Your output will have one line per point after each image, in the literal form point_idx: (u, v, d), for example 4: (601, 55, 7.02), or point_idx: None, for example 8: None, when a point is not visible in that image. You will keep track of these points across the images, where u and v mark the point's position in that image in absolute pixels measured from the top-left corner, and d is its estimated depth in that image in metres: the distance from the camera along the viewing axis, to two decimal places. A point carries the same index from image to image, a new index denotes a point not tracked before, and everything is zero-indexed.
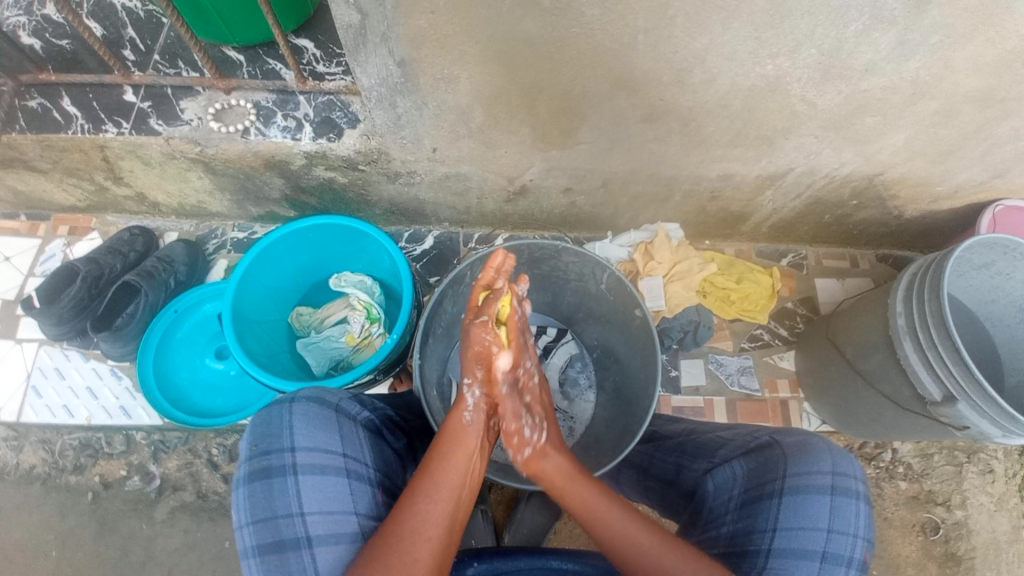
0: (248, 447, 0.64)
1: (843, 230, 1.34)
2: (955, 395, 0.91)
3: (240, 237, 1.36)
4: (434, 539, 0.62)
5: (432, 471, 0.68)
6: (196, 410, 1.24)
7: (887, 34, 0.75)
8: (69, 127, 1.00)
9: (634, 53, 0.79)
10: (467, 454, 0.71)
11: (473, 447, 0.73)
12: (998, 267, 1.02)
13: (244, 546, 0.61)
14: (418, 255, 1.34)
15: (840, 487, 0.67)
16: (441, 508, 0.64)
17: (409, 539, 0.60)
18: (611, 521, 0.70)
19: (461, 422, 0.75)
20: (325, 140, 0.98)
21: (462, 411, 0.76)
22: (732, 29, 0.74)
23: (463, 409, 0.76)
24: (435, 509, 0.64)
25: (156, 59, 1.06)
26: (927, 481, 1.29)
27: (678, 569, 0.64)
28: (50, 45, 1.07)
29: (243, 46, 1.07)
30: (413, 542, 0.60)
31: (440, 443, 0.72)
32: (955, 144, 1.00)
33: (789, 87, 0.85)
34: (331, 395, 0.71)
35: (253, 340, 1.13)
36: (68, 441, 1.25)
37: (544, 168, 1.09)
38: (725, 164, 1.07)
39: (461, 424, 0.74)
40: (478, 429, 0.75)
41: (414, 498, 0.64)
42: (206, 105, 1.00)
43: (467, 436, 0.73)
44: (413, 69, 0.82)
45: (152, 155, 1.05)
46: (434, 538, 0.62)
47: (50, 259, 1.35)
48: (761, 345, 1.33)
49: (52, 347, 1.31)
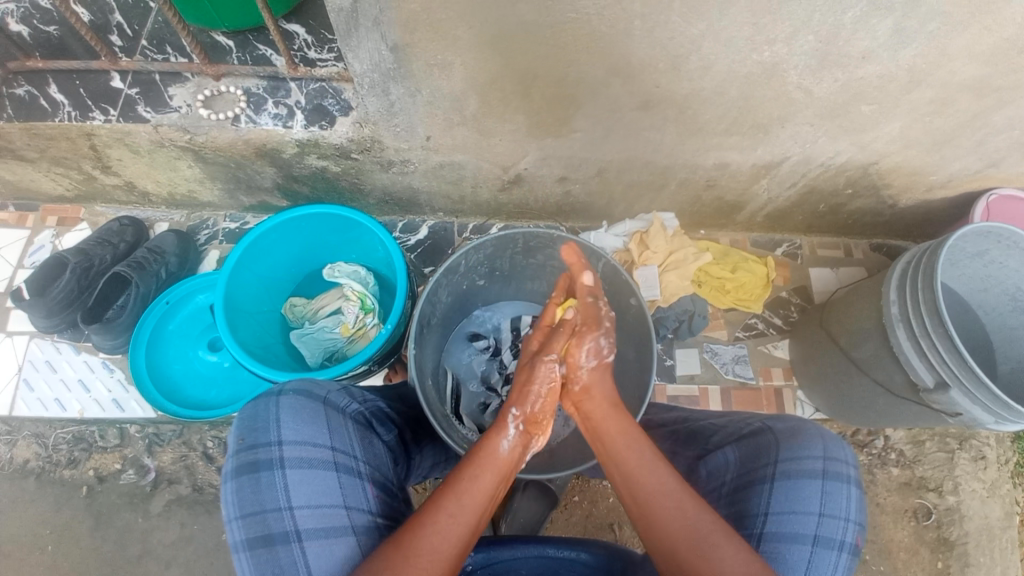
0: (235, 440, 0.63)
1: (837, 220, 1.34)
2: (948, 381, 0.91)
3: (232, 228, 1.35)
4: (448, 559, 0.61)
5: (457, 486, 0.67)
6: (189, 401, 1.22)
7: (885, 21, 0.75)
8: (56, 115, 0.98)
9: (630, 39, 0.78)
10: (495, 476, 0.70)
11: (502, 474, 0.71)
12: (992, 255, 1.02)
13: (233, 540, 0.61)
14: (412, 245, 1.34)
15: (831, 471, 0.67)
16: (461, 530, 0.63)
17: (425, 556, 0.59)
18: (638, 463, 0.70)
19: (497, 445, 0.74)
20: (317, 128, 0.96)
21: (502, 436, 0.75)
22: (729, 14, 0.73)
23: (502, 434, 0.75)
24: (455, 529, 0.63)
25: (144, 44, 1.04)
26: (919, 468, 1.30)
27: (708, 531, 0.62)
28: (35, 31, 1.05)
29: (233, 32, 1.05)
30: (430, 557, 0.60)
31: (469, 461, 0.71)
32: (950, 133, 1.00)
33: (786, 74, 0.85)
34: (318, 388, 0.70)
35: (247, 331, 1.12)
36: (60, 435, 1.24)
37: (539, 156, 1.08)
38: (720, 153, 1.06)
39: (496, 447, 0.73)
40: (511, 457, 0.74)
41: (435, 513, 0.63)
42: (196, 92, 0.98)
43: (500, 459, 0.72)
44: (407, 55, 0.80)
45: (141, 143, 1.03)
46: (448, 557, 0.61)
47: (39, 250, 1.33)
48: (756, 335, 1.34)
49: (43, 339, 1.30)
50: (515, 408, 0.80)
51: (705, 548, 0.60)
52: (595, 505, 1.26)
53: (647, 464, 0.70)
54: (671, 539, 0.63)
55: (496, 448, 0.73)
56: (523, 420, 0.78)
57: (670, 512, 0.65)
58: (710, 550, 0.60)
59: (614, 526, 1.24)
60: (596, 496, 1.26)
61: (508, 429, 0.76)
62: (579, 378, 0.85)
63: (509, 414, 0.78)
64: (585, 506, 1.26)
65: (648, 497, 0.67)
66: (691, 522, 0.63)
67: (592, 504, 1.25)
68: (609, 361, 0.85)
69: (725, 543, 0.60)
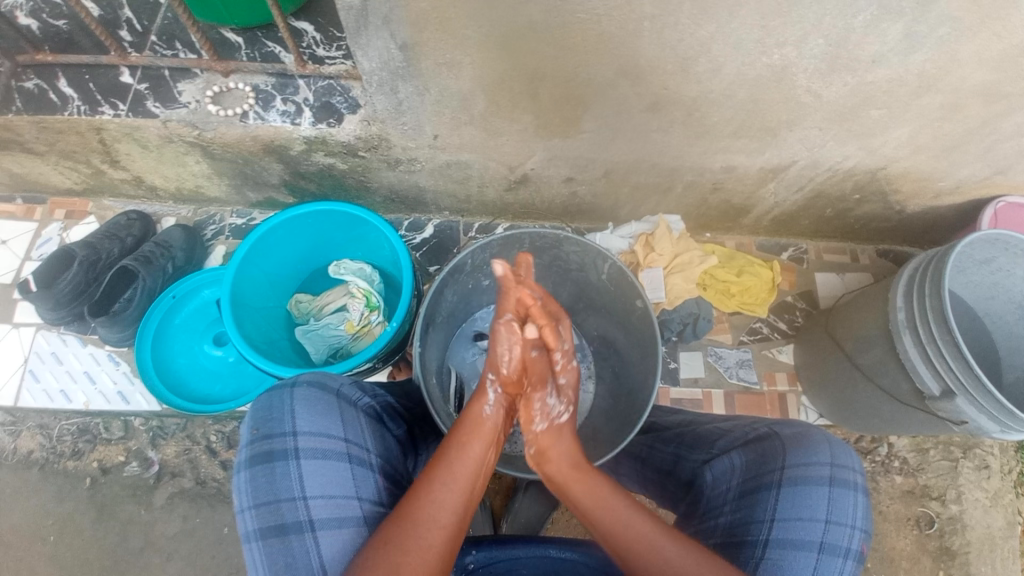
0: (250, 431, 0.64)
1: (844, 225, 1.33)
2: (954, 390, 0.91)
3: (238, 224, 1.35)
4: (448, 526, 0.62)
5: (449, 462, 0.68)
6: (195, 395, 1.23)
7: (895, 25, 0.74)
8: (66, 109, 0.99)
9: (639, 41, 0.78)
10: (482, 445, 0.71)
11: (489, 439, 0.72)
12: (999, 263, 1.02)
13: (247, 529, 0.62)
14: (418, 244, 1.34)
15: (838, 478, 0.67)
16: (456, 499, 0.64)
17: (423, 525, 0.60)
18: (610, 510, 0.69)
19: (480, 414, 0.74)
20: (325, 125, 0.97)
21: (483, 403, 0.75)
22: (739, 16, 0.73)
23: (483, 402, 0.75)
24: (450, 497, 0.64)
25: (153, 40, 1.05)
26: (922, 476, 1.29)
27: (694, 570, 0.62)
28: (45, 24, 1.06)
29: (242, 28, 1.06)
30: (427, 527, 0.60)
31: (455, 434, 0.72)
32: (959, 139, 0.99)
33: (795, 77, 0.84)
34: (332, 380, 0.70)
35: (252, 326, 1.12)
36: (65, 426, 1.25)
37: (545, 156, 1.08)
38: (727, 156, 1.06)
39: (479, 415, 0.74)
40: (496, 423, 0.74)
41: (429, 484, 0.65)
42: (205, 88, 0.98)
43: (485, 427, 0.73)
44: (415, 53, 0.80)
45: (150, 138, 1.04)
46: (446, 526, 0.62)
47: (47, 242, 1.34)
48: (760, 339, 1.33)
49: (50, 331, 1.30)
50: (491, 374, 0.76)
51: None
52: None
53: (625, 519, 0.68)
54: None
55: (479, 416, 0.74)
56: (501, 386, 0.76)
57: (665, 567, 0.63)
58: None
59: None
60: None
61: (488, 397, 0.75)
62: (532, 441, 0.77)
63: (488, 380, 0.76)
64: None
65: (637, 550, 0.65)
66: (683, 573, 0.62)
67: None
68: (561, 423, 0.77)
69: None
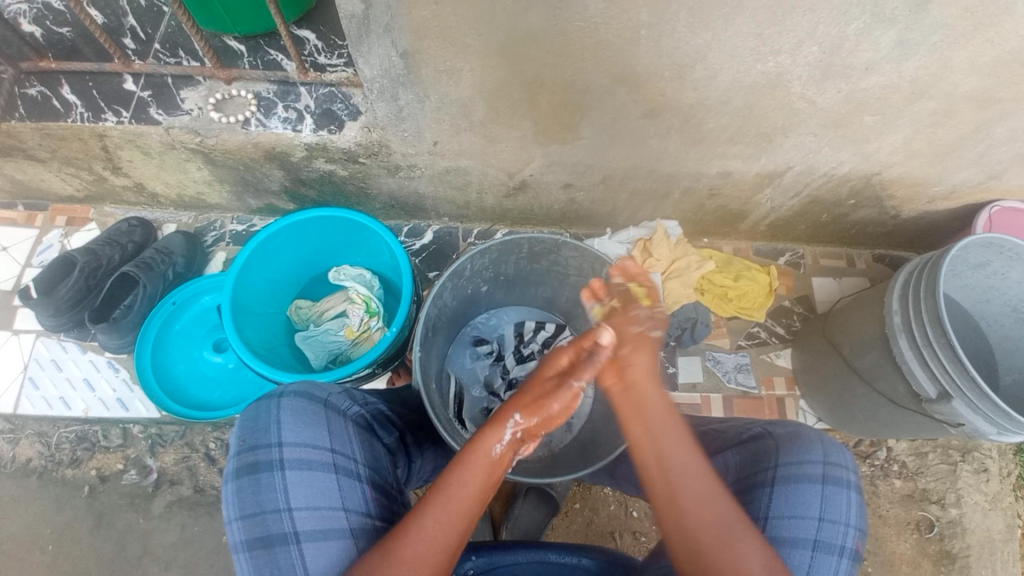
0: (236, 442, 0.64)
1: (840, 230, 1.35)
2: (950, 392, 0.92)
3: (239, 230, 1.36)
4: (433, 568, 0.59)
5: (444, 489, 0.64)
6: (194, 402, 1.23)
7: (888, 33, 0.76)
8: (69, 116, 1.00)
9: (636, 48, 0.79)
10: (483, 481, 0.66)
11: (488, 476, 0.66)
12: (994, 266, 1.03)
13: (234, 541, 0.61)
14: (417, 250, 1.35)
15: (831, 476, 0.67)
16: (447, 534, 0.61)
17: (409, 563, 0.58)
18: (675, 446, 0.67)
19: (489, 447, 0.67)
20: (326, 132, 0.98)
21: (495, 440, 0.68)
22: (735, 24, 0.74)
23: (497, 439, 0.68)
24: (438, 535, 0.61)
25: (157, 48, 1.06)
26: (921, 480, 1.30)
27: (733, 524, 0.61)
28: (49, 32, 1.07)
29: (245, 36, 1.07)
30: (413, 565, 0.58)
31: (458, 465, 0.66)
32: (953, 144, 1.00)
33: (790, 84, 0.86)
34: (319, 390, 0.71)
35: (252, 332, 1.13)
36: (63, 434, 1.25)
37: (544, 162, 1.09)
38: (724, 162, 1.07)
39: (488, 449, 0.67)
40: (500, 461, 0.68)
41: (421, 515, 0.62)
42: (208, 95, 0.99)
43: (488, 460, 0.67)
44: (416, 61, 0.82)
45: (152, 145, 1.05)
46: (435, 563, 0.60)
47: (47, 249, 1.34)
48: (758, 344, 1.34)
49: (49, 338, 1.30)
50: (518, 414, 0.71)
51: (732, 536, 0.60)
52: (595, 513, 1.26)
53: (681, 446, 0.67)
54: (699, 529, 0.61)
55: (489, 451, 0.67)
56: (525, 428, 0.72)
57: (702, 498, 0.63)
58: (734, 541, 0.60)
59: (615, 533, 1.24)
60: (597, 504, 1.26)
61: (504, 431, 0.69)
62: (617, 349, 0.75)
63: (511, 418, 0.70)
64: (585, 513, 1.26)
65: (679, 480, 0.65)
66: (728, 521, 0.61)
67: (593, 512, 1.26)
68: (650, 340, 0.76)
69: (747, 535, 0.60)
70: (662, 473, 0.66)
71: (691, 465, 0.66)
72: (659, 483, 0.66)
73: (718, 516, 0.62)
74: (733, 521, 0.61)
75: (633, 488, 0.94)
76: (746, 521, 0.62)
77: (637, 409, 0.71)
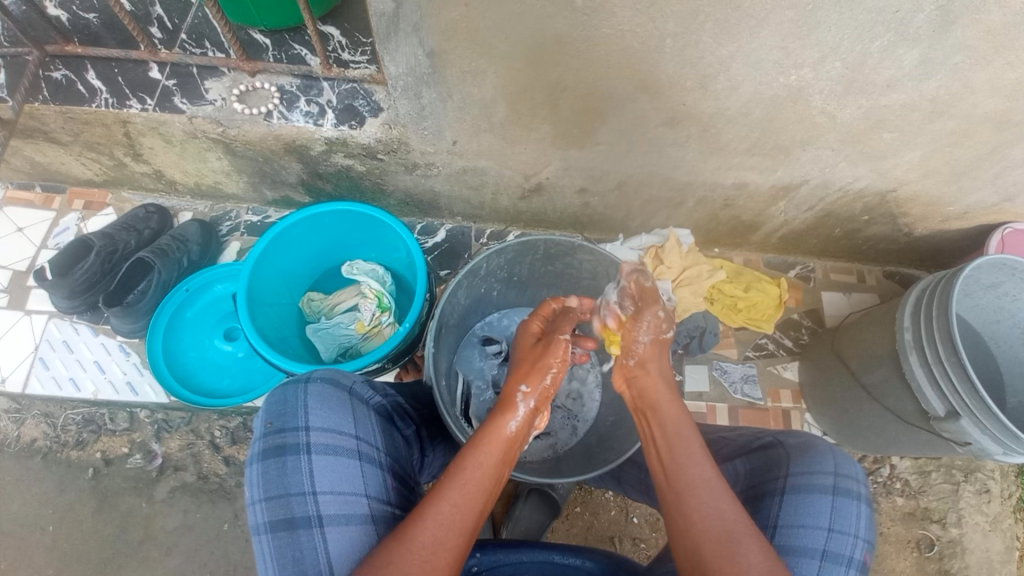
0: (263, 424, 0.65)
1: (852, 245, 1.35)
2: (959, 410, 0.92)
3: (253, 221, 1.37)
4: (452, 548, 0.60)
5: (461, 469, 0.66)
6: (202, 389, 1.24)
7: (911, 51, 0.76)
8: (93, 101, 1.01)
9: (660, 57, 0.79)
10: (500, 460, 0.69)
11: (503, 455, 0.70)
12: (1005, 288, 1.03)
13: (256, 522, 0.62)
14: (430, 247, 1.35)
15: (841, 487, 0.68)
16: (465, 519, 0.62)
17: (427, 548, 0.58)
18: (686, 452, 0.70)
19: (504, 426, 0.72)
20: (347, 127, 0.98)
21: (510, 417, 0.74)
22: (760, 37, 0.75)
23: (511, 415, 0.74)
24: (457, 516, 0.62)
25: (183, 37, 1.07)
26: (923, 498, 1.29)
27: (739, 536, 0.61)
28: (76, 17, 1.08)
29: (271, 30, 1.08)
30: (431, 550, 0.58)
31: (470, 447, 0.69)
32: (969, 164, 1.01)
33: (811, 98, 0.86)
34: (345, 377, 0.71)
35: (265, 321, 1.14)
36: (70, 416, 1.26)
37: (561, 166, 1.10)
38: (740, 173, 1.08)
39: (502, 428, 0.72)
40: (514, 440, 0.72)
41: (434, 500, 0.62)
42: (231, 86, 1.00)
43: (503, 441, 0.71)
44: (441, 61, 0.83)
45: (174, 133, 1.06)
46: (452, 549, 0.60)
47: (64, 232, 1.36)
48: (766, 355, 1.34)
49: (61, 320, 1.31)
50: (524, 387, 0.79)
51: (733, 548, 0.60)
52: (596, 517, 1.26)
53: (692, 456, 0.70)
54: (704, 532, 0.62)
55: (503, 430, 0.72)
56: (534, 398, 0.78)
57: (709, 506, 0.64)
58: (736, 551, 0.60)
59: (615, 539, 1.25)
60: (597, 509, 1.26)
61: (518, 410, 0.75)
62: (635, 353, 0.85)
63: (518, 393, 0.78)
64: (586, 517, 1.26)
65: (691, 487, 0.66)
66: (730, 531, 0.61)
67: (593, 516, 1.26)
68: (666, 337, 0.85)
69: (753, 548, 0.60)
70: (672, 484, 0.68)
71: (703, 474, 0.67)
72: (665, 490, 0.69)
73: (721, 529, 0.62)
74: (736, 532, 0.61)
75: (637, 493, 0.94)
76: (750, 530, 0.62)
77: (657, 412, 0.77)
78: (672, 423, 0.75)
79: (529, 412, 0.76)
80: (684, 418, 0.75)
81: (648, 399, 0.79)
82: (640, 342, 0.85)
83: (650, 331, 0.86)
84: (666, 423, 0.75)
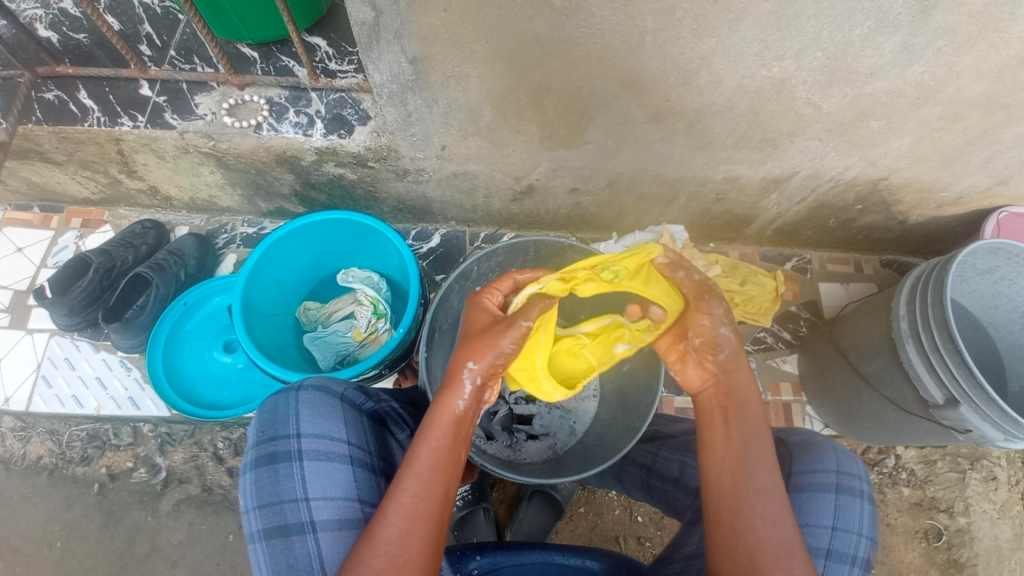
0: (255, 433, 0.66)
1: (848, 236, 1.35)
2: (958, 398, 0.91)
3: (249, 232, 1.38)
4: (423, 540, 0.60)
5: (413, 460, 0.65)
6: (203, 402, 1.25)
7: (892, 38, 0.76)
8: (86, 120, 1.02)
9: (641, 54, 0.80)
10: (450, 441, 0.68)
11: (455, 435, 0.69)
12: (1002, 272, 1.03)
13: (251, 530, 0.63)
14: (424, 253, 1.36)
15: (844, 485, 0.67)
16: (429, 510, 0.62)
17: (395, 542, 0.59)
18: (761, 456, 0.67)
19: (451, 407, 0.70)
20: (336, 136, 0.99)
21: (457, 397, 0.71)
22: (739, 30, 0.75)
23: (459, 395, 0.71)
24: (421, 508, 0.62)
25: (172, 55, 1.09)
26: (930, 487, 1.28)
27: (791, 543, 0.61)
28: (66, 38, 1.10)
29: (258, 43, 1.09)
30: (399, 544, 0.59)
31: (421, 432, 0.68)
32: (959, 149, 1.00)
33: (795, 89, 0.86)
34: (336, 385, 0.72)
35: (262, 331, 1.14)
36: (74, 432, 1.27)
37: (550, 167, 1.10)
38: (730, 167, 1.08)
39: (450, 409, 0.70)
40: (465, 420, 0.70)
41: (398, 496, 0.62)
42: (221, 100, 1.01)
43: (454, 422, 0.69)
44: (424, 67, 0.83)
45: (166, 149, 1.07)
46: (423, 539, 0.60)
47: (63, 250, 1.37)
48: (765, 348, 1.35)
49: (62, 338, 1.32)
50: (472, 361, 0.73)
51: (789, 559, 0.60)
52: (600, 517, 1.26)
53: (765, 459, 0.66)
54: (761, 540, 0.61)
55: (451, 411, 0.69)
56: (482, 374, 0.73)
57: (769, 516, 0.62)
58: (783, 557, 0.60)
59: (619, 538, 1.25)
60: (602, 508, 1.26)
61: (464, 387, 0.71)
62: (722, 344, 0.74)
63: (465, 368, 0.72)
64: (590, 517, 1.26)
65: (749, 494, 0.64)
66: (784, 541, 0.61)
67: (598, 516, 1.26)
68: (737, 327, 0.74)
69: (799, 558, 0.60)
70: (734, 483, 0.65)
71: (768, 483, 0.65)
72: (727, 486, 0.66)
73: (783, 538, 0.61)
74: (794, 544, 0.61)
75: (639, 491, 0.94)
76: (803, 548, 0.61)
77: (741, 415, 0.70)
78: (753, 426, 0.69)
79: (479, 387, 0.73)
80: (765, 425, 0.70)
81: (734, 397, 0.72)
82: (720, 332, 0.74)
83: (726, 322, 0.74)
84: (744, 422, 0.70)
